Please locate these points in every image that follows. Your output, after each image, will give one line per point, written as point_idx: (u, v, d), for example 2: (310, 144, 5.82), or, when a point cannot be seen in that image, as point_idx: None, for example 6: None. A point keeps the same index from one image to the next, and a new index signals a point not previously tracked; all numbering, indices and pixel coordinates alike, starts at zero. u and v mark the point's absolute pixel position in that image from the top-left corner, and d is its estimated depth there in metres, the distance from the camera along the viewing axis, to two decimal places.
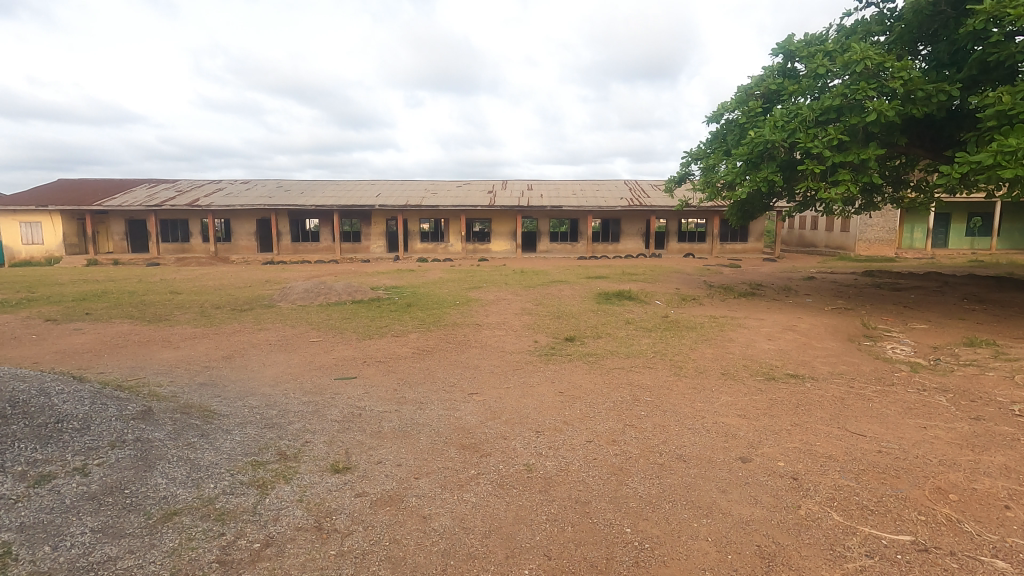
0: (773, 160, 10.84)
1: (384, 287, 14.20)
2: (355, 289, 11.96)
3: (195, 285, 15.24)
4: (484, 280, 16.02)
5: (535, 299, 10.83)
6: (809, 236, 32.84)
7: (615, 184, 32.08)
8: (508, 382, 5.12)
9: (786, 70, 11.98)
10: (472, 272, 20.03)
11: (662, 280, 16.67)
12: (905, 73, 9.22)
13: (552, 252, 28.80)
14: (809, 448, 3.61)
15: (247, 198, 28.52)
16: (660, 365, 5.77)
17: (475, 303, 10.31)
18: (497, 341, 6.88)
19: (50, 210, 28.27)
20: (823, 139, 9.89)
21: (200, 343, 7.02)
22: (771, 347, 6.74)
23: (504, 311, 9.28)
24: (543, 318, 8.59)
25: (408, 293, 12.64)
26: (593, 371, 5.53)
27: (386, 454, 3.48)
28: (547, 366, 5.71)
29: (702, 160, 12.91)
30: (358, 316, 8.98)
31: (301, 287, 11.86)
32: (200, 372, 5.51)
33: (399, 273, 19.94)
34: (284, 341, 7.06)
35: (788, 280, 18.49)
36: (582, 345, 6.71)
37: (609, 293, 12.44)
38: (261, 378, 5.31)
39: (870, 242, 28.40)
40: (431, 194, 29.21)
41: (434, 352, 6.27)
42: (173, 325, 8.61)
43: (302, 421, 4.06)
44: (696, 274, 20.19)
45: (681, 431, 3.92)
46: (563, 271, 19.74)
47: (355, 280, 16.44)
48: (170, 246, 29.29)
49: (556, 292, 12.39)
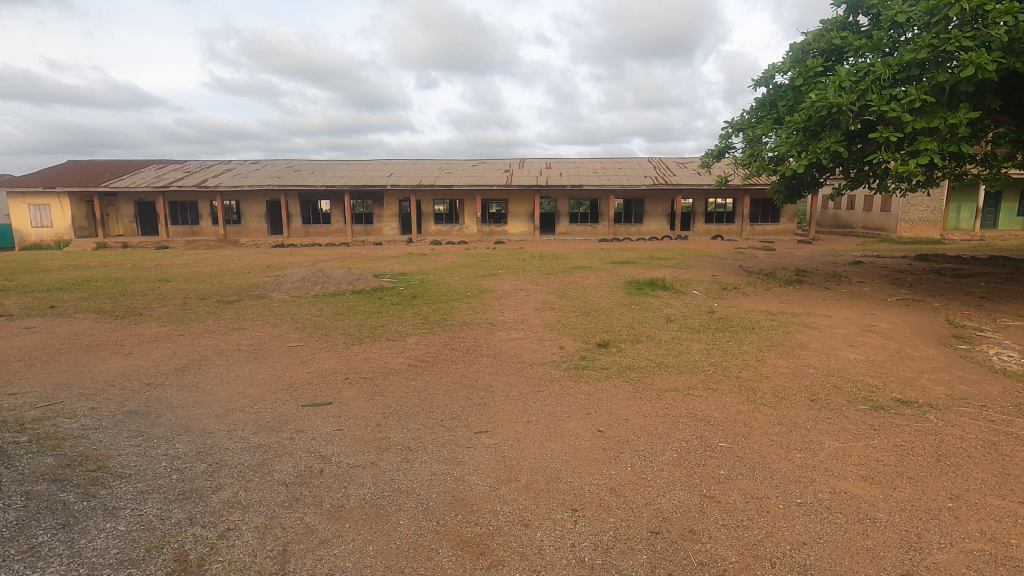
0: (836, 128, 9.26)
1: (391, 274, 13.02)
2: (357, 276, 10.81)
3: (189, 272, 14.20)
4: (500, 266, 14.77)
5: (557, 290, 9.52)
6: (845, 217, 30.89)
7: (637, 162, 30.41)
8: (529, 415, 3.85)
9: (847, 24, 10.34)
10: (487, 256, 18.82)
11: (695, 266, 15.20)
12: (1010, 18, 7.51)
13: (571, 234, 27.38)
14: (1007, 557, 2.28)
15: (255, 179, 27.50)
16: (726, 387, 4.45)
17: (489, 294, 9.07)
18: (513, 348, 5.61)
19: (58, 191, 27.62)
20: (902, 101, 8.29)
21: (161, 346, 5.89)
22: (857, 357, 5.37)
23: (523, 305, 8.03)
24: (568, 314, 7.31)
25: (415, 281, 11.45)
26: (640, 396, 4.22)
27: (343, 560, 2.24)
28: (577, 387, 4.42)
29: (747, 131, 11.38)
30: (354, 311, 7.81)
31: (296, 274, 10.73)
32: (136, 394, 4.32)
33: (410, 258, 18.83)
34: (257, 345, 5.87)
35: (831, 265, 16.90)
36: (619, 354, 5.39)
37: (640, 281, 11.09)
38: (209, 405, 4.11)
39: (913, 222, 26.51)
40: (446, 173, 27.92)
41: (435, 364, 5.04)
42: (144, 321, 7.54)
43: (236, 485, 2.84)
44: (729, 258, 18.69)
45: (791, 513, 2.60)
46: (585, 254, 18.48)
47: (360, 266, 15.32)
48: (179, 228, 28.53)
49: (581, 280, 11.06)
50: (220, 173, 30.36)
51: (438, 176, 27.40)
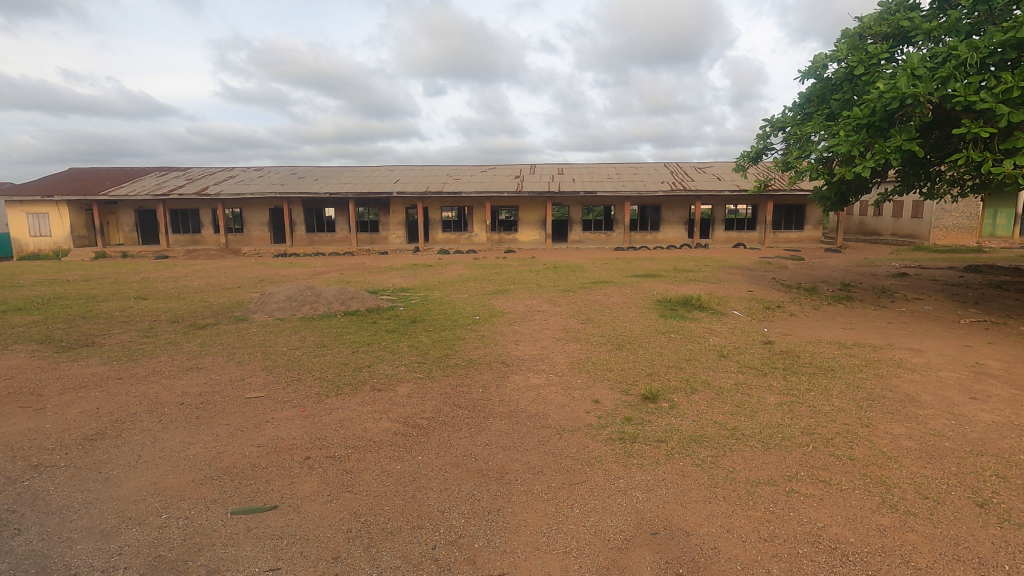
0: (908, 123, 7.92)
1: (391, 290, 11.86)
2: (351, 294, 9.61)
3: (174, 287, 13.04)
4: (511, 279, 13.53)
5: (578, 312, 8.24)
6: (872, 224, 29.43)
7: (653, 167, 29.14)
8: (566, 541, 2.54)
9: (910, 6, 9.03)
10: (498, 267, 17.59)
11: (725, 279, 13.84)
12: None
13: (585, 243, 26.06)
14: None
15: (257, 187, 26.51)
16: (844, 477, 3.10)
17: (500, 318, 7.81)
18: (535, 404, 4.31)
19: (56, 199, 26.77)
20: (996, 89, 6.93)
21: (88, 396, 4.63)
22: (996, 419, 3.99)
23: (541, 334, 6.73)
24: (598, 348, 6.00)
25: (418, 300, 10.23)
26: (725, 499, 2.89)
27: None
28: (630, 480, 3.10)
29: (793, 130, 10.07)
30: (341, 342, 6.59)
31: (282, 291, 9.55)
32: (5, 489, 3.05)
33: (415, 269, 17.66)
34: (208, 396, 4.62)
35: (872, 277, 15.50)
36: (674, 416, 4.06)
37: (672, 300, 9.75)
38: (99, 511, 2.82)
39: (947, 230, 25.00)
40: (454, 179, 26.80)
41: (430, 433, 3.74)
42: (91, 354, 6.31)
43: None
44: (758, 269, 17.31)
45: None
46: (603, 266, 17.21)
47: (359, 280, 14.14)
48: (179, 237, 27.57)
49: (604, 298, 9.74)
50: (221, 180, 29.38)
51: (446, 183, 26.30)
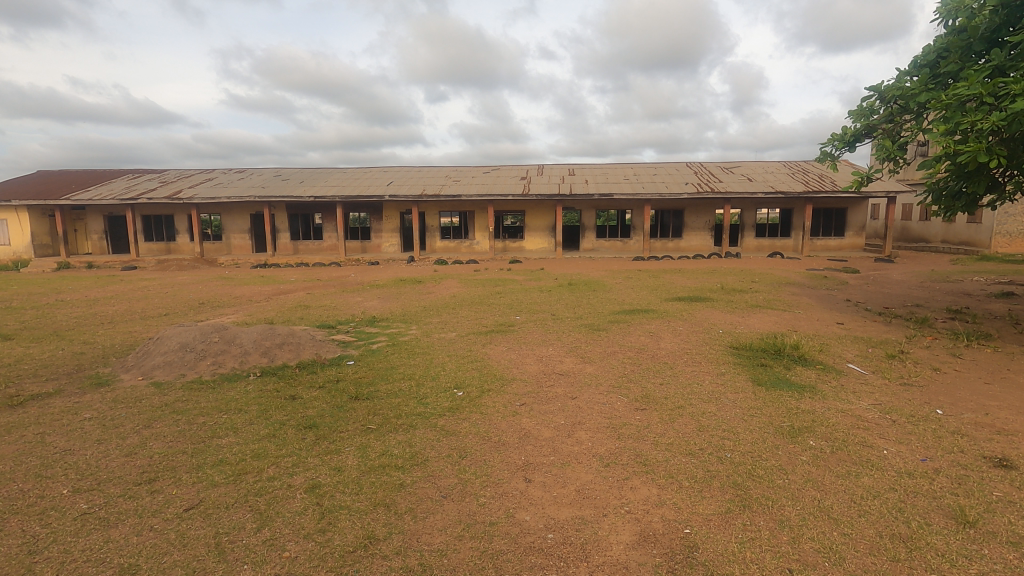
0: None
1: (356, 323, 8.84)
2: (281, 339, 6.55)
3: (87, 317, 10.02)
4: (518, 304, 10.47)
5: (624, 379, 5.08)
6: (919, 229, 26.20)
7: (674, 167, 26.05)
8: None
9: None
10: (501, 283, 14.54)
11: (796, 303, 10.66)
12: None
13: (599, 251, 22.94)
14: None
15: (234, 189, 23.67)
16: None
17: (496, 395, 4.66)
18: None
19: (15, 204, 23.93)
20: None
21: None
22: None
23: (571, 451, 3.53)
24: (698, 505, 2.83)
25: (385, 343, 7.17)
26: None
27: None
28: None
29: (930, 95, 6.92)
30: (194, 465, 3.45)
31: (179, 335, 6.45)
32: None
33: (400, 286, 14.69)
34: None
35: (970, 299, 12.23)
36: None
37: (755, 347, 6.58)
38: None
39: (1013, 235, 21.42)
40: (454, 180, 23.88)
41: None
42: None
43: None
44: (819, 287, 14.12)
45: None
46: (631, 283, 14.04)
47: (328, 305, 11.14)
48: (149, 246, 24.67)
49: (654, 343, 6.60)
50: (199, 182, 26.70)
51: (445, 185, 23.32)
